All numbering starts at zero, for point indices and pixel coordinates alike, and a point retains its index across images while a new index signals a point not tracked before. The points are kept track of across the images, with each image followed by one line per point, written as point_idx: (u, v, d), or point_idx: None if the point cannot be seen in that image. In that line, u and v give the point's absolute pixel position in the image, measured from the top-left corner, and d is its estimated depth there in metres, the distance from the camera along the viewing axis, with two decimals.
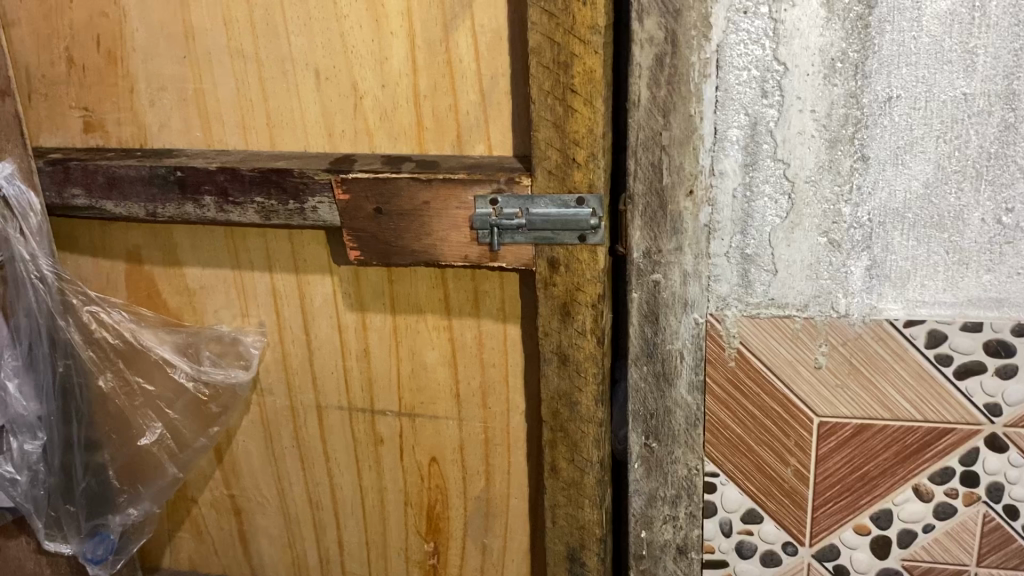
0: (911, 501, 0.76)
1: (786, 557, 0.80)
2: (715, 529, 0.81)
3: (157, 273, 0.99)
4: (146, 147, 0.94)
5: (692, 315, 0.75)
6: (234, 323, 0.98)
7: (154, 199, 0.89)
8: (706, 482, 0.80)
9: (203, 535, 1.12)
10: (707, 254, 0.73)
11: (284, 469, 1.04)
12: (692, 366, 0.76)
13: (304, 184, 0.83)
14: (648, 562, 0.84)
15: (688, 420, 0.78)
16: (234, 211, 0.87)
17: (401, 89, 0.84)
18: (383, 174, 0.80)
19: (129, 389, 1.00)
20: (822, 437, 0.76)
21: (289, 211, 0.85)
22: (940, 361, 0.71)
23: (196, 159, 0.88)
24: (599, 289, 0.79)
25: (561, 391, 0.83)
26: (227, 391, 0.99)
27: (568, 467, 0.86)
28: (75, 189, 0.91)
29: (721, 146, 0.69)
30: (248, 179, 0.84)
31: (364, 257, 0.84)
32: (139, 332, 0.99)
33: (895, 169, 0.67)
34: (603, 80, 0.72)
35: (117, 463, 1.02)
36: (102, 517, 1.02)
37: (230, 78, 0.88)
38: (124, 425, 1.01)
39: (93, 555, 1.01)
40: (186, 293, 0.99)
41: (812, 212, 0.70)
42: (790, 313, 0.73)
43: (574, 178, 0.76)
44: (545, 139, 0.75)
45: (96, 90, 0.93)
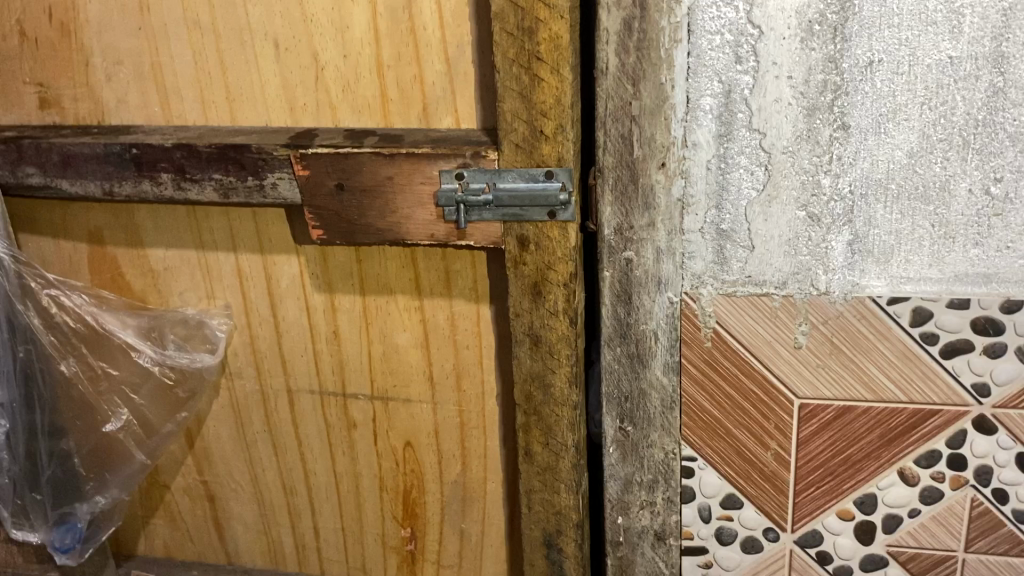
0: (896, 485, 0.73)
1: (767, 543, 0.77)
2: (693, 514, 0.78)
3: (120, 255, 0.95)
4: (104, 124, 0.90)
5: (667, 294, 0.71)
6: (200, 305, 0.95)
7: (110, 177, 0.85)
8: (683, 466, 0.77)
9: (178, 521, 1.09)
10: (680, 231, 0.69)
11: (256, 454, 1.01)
12: (667, 346, 0.73)
13: (262, 159, 0.79)
14: (626, 548, 0.82)
15: (664, 403, 0.75)
16: (192, 189, 0.83)
17: (363, 59, 0.80)
18: (344, 149, 0.77)
19: (94, 374, 0.97)
20: (802, 420, 0.73)
21: (248, 188, 0.81)
22: (926, 340, 0.68)
23: (153, 135, 0.84)
24: (571, 268, 0.75)
25: (534, 373, 0.80)
26: (194, 374, 0.96)
27: (542, 452, 0.83)
28: (29, 167, 0.87)
29: (694, 115, 0.66)
30: (205, 155, 0.81)
31: (326, 236, 0.80)
32: (102, 316, 0.96)
33: (877, 138, 0.63)
34: (569, 46, 0.68)
35: (82, 450, 0.99)
36: (69, 506, 1.00)
37: (187, 50, 0.84)
38: (89, 411, 0.98)
39: (61, 544, 0.99)
40: (150, 275, 0.95)
41: (790, 184, 0.66)
42: (768, 291, 0.69)
43: (541, 151, 0.72)
44: (511, 110, 0.71)
45: (50, 65, 0.89)
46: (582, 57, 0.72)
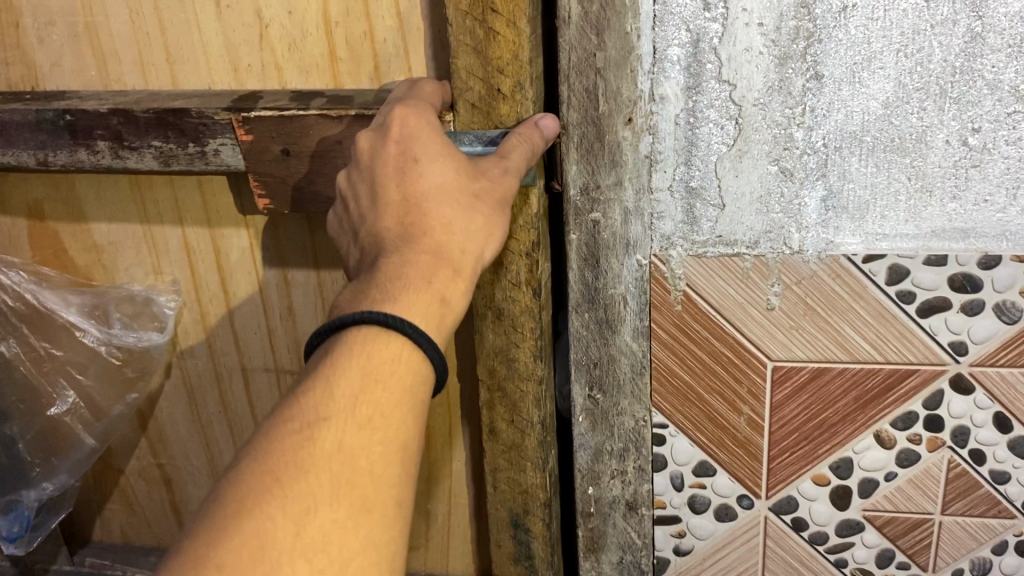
0: (873, 449, 0.71)
1: (741, 511, 0.76)
2: (666, 483, 0.76)
3: (62, 229, 0.89)
4: (38, 89, 0.84)
5: (635, 256, 0.69)
6: (147, 281, 0.90)
7: (45, 146, 0.80)
8: (655, 434, 0.75)
9: (134, 507, 1.05)
10: (648, 189, 0.66)
11: (212, 437, 0.98)
12: (637, 310, 0.70)
13: (203, 124, 0.74)
14: (597, 520, 0.79)
15: (633, 368, 0.72)
16: (130, 157, 0.78)
17: (310, 15, 0.75)
18: (289, 110, 0.72)
19: (36, 355, 0.93)
20: (776, 384, 0.70)
21: (188, 155, 0.76)
22: (902, 299, 0.66)
23: (87, 100, 0.79)
24: (530, 237, 0.70)
25: (497, 347, 0.76)
26: (142, 355, 0.92)
27: (507, 429, 0.79)
28: None
29: (661, 66, 0.62)
30: (143, 121, 0.76)
31: (274, 206, 0.76)
32: (43, 295, 0.91)
33: (851, 88, 0.61)
34: None
35: (27, 436, 0.95)
36: (15, 493, 0.96)
37: (123, 8, 0.79)
38: (33, 394, 0.94)
39: (9, 532, 0.97)
40: (94, 250, 0.90)
41: (761, 138, 0.63)
42: (739, 252, 0.67)
43: (500, 111, 0.67)
44: (467, 68, 0.66)
45: None
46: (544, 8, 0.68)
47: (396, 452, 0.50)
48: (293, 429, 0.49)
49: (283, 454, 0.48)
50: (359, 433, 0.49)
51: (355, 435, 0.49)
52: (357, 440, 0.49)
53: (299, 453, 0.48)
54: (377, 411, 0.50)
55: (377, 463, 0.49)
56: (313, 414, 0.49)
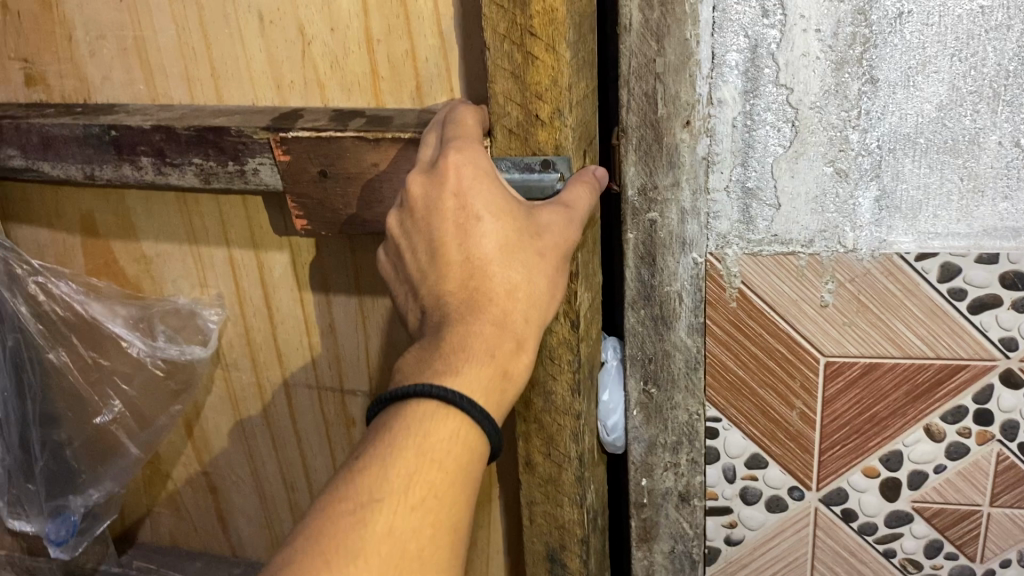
0: (922, 442, 0.73)
1: (792, 502, 0.78)
2: (718, 475, 0.79)
3: (112, 241, 0.93)
4: (91, 102, 0.88)
5: (691, 254, 0.71)
6: (193, 293, 0.93)
7: (91, 160, 0.83)
8: (708, 428, 0.77)
9: (182, 511, 1.09)
10: (705, 189, 0.69)
11: (256, 448, 1.01)
12: (692, 307, 0.73)
13: (242, 143, 0.76)
14: (650, 510, 0.82)
15: (688, 363, 0.75)
16: (172, 173, 0.80)
17: (352, 33, 0.76)
18: (326, 132, 0.73)
19: (85, 364, 0.98)
20: (828, 379, 0.72)
21: (228, 173, 0.78)
22: (954, 296, 0.67)
23: (133, 116, 0.81)
24: (574, 267, 0.69)
25: (534, 379, 0.75)
26: (185, 367, 0.96)
27: (543, 462, 0.78)
28: (10, 149, 0.86)
29: (719, 71, 0.65)
30: (185, 138, 0.78)
31: (312, 227, 0.78)
32: (89, 305, 0.95)
33: (905, 92, 0.62)
34: (566, 20, 0.61)
35: (76, 441, 1.01)
36: (63, 498, 1.02)
37: (170, 23, 0.81)
38: (80, 402, 0.99)
39: (56, 536, 1.01)
40: (143, 262, 0.93)
41: (817, 139, 0.65)
42: (794, 250, 0.69)
43: (537, 137, 0.66)
44: (504, 93, 0.66)
45: (35, 39, 0.87)
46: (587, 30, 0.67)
47: (442, 535, 0.56)
48: (348, 508, 0.55)
49: (336, 533, 0.54)
50: (408, 516, 0.55)
51: (405, 517, 0.55)
52: (406, 523, 0.55)
53: (351, 537, 0.54)
54: (428, 494, 0.56)
55: (423, 546, 0.55)
56: (367, 496, 0.55)
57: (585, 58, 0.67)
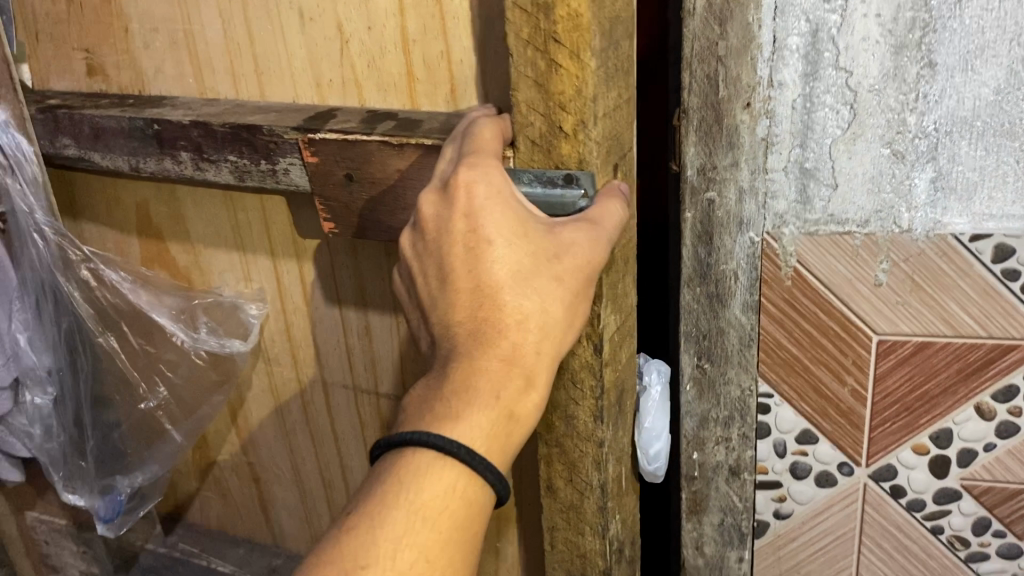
0: (973, 420, 0.75)
1: (841, 478, 0.80)
2: (769, 450, 0.81)
3: (165, 229, 0.99)
4: (144, 93, 0.91)
5: (748, 233, 0.73)
6: (237, 286, 0.97)
7: (136, 153, 0.87)
8: (760, 403, 0.79)
9: (228, 494, 1.14)
10: (764, 170, 0.71)
11: (295, 442, 1.05)
12: (747, 285, 0.75)
13: (273, 143, 0.78)
14: (700, 483, 0.84)
15: (742, 340, 0.77)
16: (210, 169, 0.84)
17: (388, 32, 0.76)
18: (352, 135, 0.74)
19: (133, 351, 1.00)
20: (880, 357, 0.74)
21: (261, 172, 0.81)
22: (1007, 276, 0.69)
23: (176, 110, 0.84)
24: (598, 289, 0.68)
25: (558, 402, 0.74)
26: (226, 359, 0.99)
27: (565, 488, 0.78)
28: (65, 138, 0.90)
29: (780, 54, 0.67)
30: (221, 135, 0.81)
31: (338, 230, 0.79)
32: (139, 293, 0.98)
33: (964, 75, 0.64)
34: (591, 27, 0.59)
35: (127, 420, 1.03)
36: (111, 478, 1.04)
37: (217, 19, 0.83)
38: (128, 386, 1.01)
39: (105, 513, 1.03)
40: (193, 254, 0.99)
41: (875, 122, 0.67)
42: (849, 230, 0.71)
43: (560, 149, 0.64)
44: (527, 102, 0.64)
45: (93, 30, 0.91)
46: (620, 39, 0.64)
47: None
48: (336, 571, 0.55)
49: None
50: None
51: None
52: None
53: None
54: (418, 556, 0.55)
55: None
56: (354, 561, 0.55)
57: (614, 68, 0.64)
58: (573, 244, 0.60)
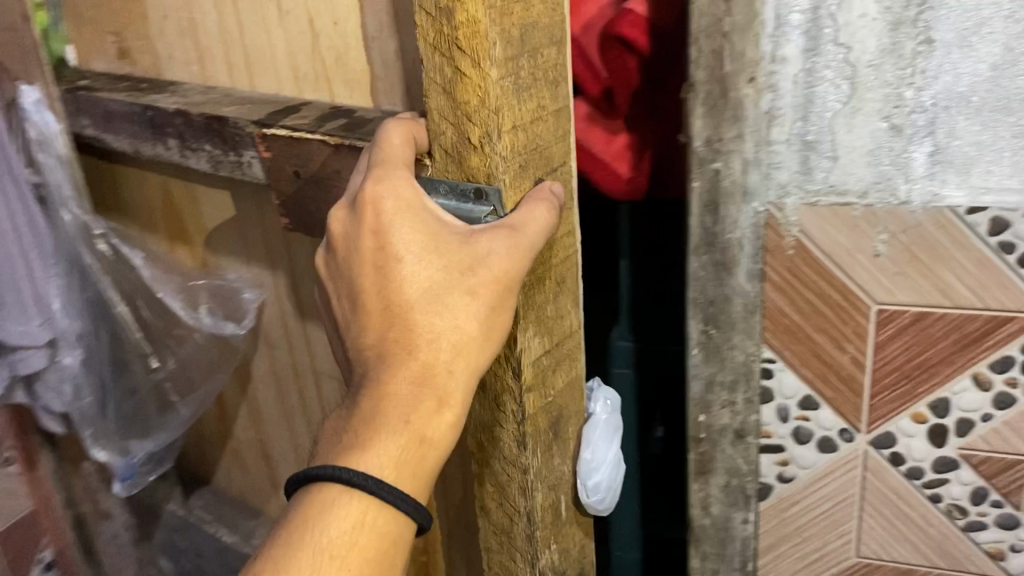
0: (970, 390, 0.77)
1: (842, 444, 0.83)
2: (772, 414, 0.84)
3: (182, 204, 1.30)
4: (160, 76, 1.21)
5: (753, 204, 0.76)
6: (252, 280, 1.27)
7: (135, 136, 1.16)
8: (763, 368, 0.83)
9: (248, 471, 1.51)
10: (767, 142, 0.74)
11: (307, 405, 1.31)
12: (751, 254, 0.78)
13: (239, 135, 0.99)
14: (707, 445, 0.87)
15: (746, 307, 0.80)
16: (193, 156, 1.08)
17: None
18: (299, 135, 0.92)
19: (166, 321, 1.33)
20: (879, 325, 0.77)
21: (230, 160, 1.03)
22: (1003, 249, 0.71)
23: (169, 99, 1.11)
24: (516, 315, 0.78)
25: (486, 421, 0.87)
26: (219, 336, 1.31)
27: (496, 509, 0.90)
28: (83, 120, 1.24)
29: (782, 31, 0.70)
30: (199, 125, 1.04)
31: (290, 223, 0.99)
32: (154, 279, 1.30)
33: (961, 52, 0.66)
34: (489, 39, 0.68)
35: (172, 376, 1.37)
36: (127, 441, 1.39)
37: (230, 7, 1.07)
38: (163, 344, 1.34)
39: (124, 475, 1.40)
40: (198, 222, 1.30)
41: (873, 96, 0.69)
42: (849, 201, 0.73)
43: (471, 160, 0.74)
44: (440, 112, 0.75)
45: (121, 14, 1.22)
46: (537, 47, 0.73)
47: None
48: None
49: None
50: None
51: None
52: None
53: None
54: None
55: None
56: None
57: (527, 82, 0.73)
58: (489, 255, 0.70)
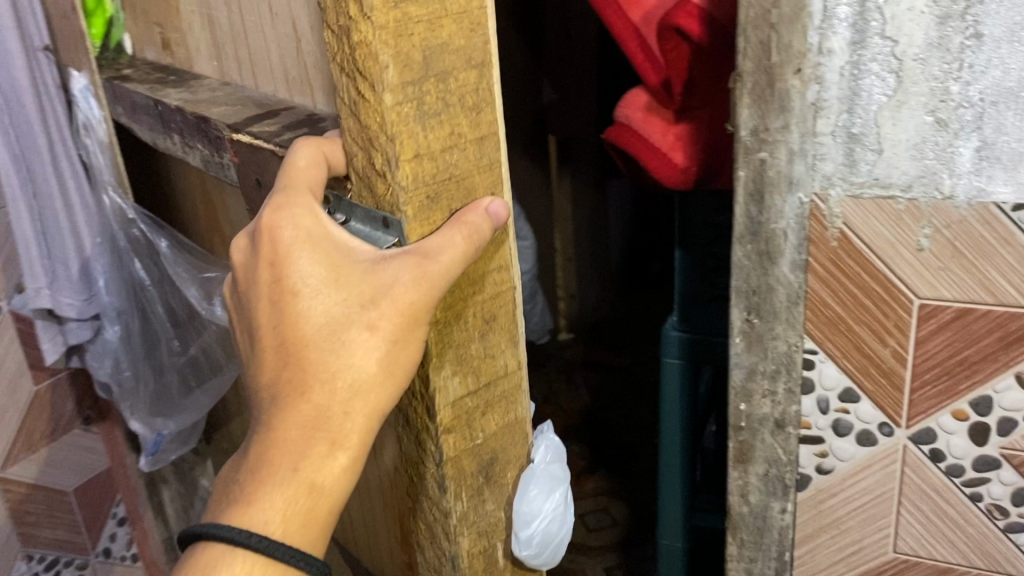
0: (1012, 390, 0.76)
1: (882, 438, 0.83)
2: (813, 406, 0.85)
3: (207, 188, 1.67)
4: (191, 73, 1.56)
5: (797, 194, 0.77)
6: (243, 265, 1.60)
7: (161, 132, 1.51)
8: (805, 359, 0.83)
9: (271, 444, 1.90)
10: (813, 134, 0.75)
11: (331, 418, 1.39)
12: (795, 245, 0.79)
13: (218, 137, 1.27)
14: (747, 434, 0.88)
15: (789, 297, 0.81)
16: (189, 151, 1.41)
17: None
18: (256, 144, 1.13)
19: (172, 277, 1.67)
20: (921, 320, 0.77)
21: (216, 162, 1.33)
22: None
23: (174, 96, 1.44)
24: (429, 357, 0.87)
25: (413, 456, 0.96)
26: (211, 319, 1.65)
27: (429, 539, 1.00)
28: (118, 107, 1.67)
29: (830, 23, 0.71)
30: (190, 124, 1.36)
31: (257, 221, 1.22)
32: (170, 244, 1.68)
33: (1011, 47, 0.66)
34: (382, 64, 0.76)
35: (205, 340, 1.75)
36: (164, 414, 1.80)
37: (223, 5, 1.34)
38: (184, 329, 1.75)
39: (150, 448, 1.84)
40: (211, 201, 1.66)
41: (918, 90, 0.70)
42: (894, 194, 0.74)
43: (377, 186, 0.83)
44: (354, 137, 0.84)
45: (163, 14, 1.59)
46: (445, 71, 0.80)
47: None
48: None
49: None
50: None
51: None
52: None
53: None
54: None
55: None
56: None
57: (430, 113, 0.80)
58: (393, 288, 0.78)
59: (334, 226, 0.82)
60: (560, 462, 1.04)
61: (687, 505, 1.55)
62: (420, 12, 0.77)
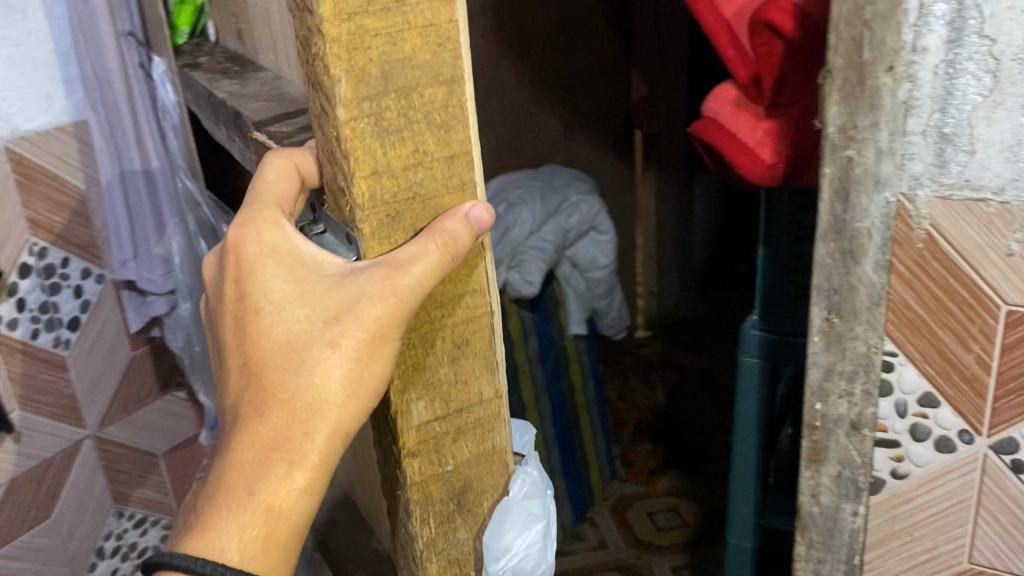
0: None
1: (961, 446, 0.82)
2: (890, 409, 0.83)
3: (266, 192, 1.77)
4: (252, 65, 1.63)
5: (884, 194, 0.76)
6: None
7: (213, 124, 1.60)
8: (884, 361, 0.82)
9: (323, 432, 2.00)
10: (903, 132, 0.74)
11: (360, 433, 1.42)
12: (879, 244, 0.78)
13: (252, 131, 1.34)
14: (821, 434, 0.87)
15: (871, 298, 0.80)
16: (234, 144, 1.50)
17: None
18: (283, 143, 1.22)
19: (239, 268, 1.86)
20: (1008, 326, 0.76)
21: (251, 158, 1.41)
22: None
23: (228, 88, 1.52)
24: (397, 382, 0.89)
25: (390, 476, 0.99)
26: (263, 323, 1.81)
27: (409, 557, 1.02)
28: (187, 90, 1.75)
29: (926, 20, 0.70)
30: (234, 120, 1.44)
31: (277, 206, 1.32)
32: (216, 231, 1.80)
33: None
34: (338, 82, 0.76)
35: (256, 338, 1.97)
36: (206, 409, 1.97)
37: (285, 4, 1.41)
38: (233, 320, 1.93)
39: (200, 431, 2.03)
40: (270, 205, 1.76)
41: (1016, 91, 0.69)
42: (985, 196, 0.73)
43: (343, 204, 0.84)
44: (324, 155, 0.85)
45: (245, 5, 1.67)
46: (409, 86, 0.79)
47: None
48: None
49: None
50: None
51: None
52: None
53: None
54: None
55: None
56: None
57: (395, 130, 0.80)
58: (358, 311, 0.81)
59: (304, 242, 0.86)
60: (541, 498, 1.02)
61: (757, 506, 1.56)
62: (378, 26, 0.76)
